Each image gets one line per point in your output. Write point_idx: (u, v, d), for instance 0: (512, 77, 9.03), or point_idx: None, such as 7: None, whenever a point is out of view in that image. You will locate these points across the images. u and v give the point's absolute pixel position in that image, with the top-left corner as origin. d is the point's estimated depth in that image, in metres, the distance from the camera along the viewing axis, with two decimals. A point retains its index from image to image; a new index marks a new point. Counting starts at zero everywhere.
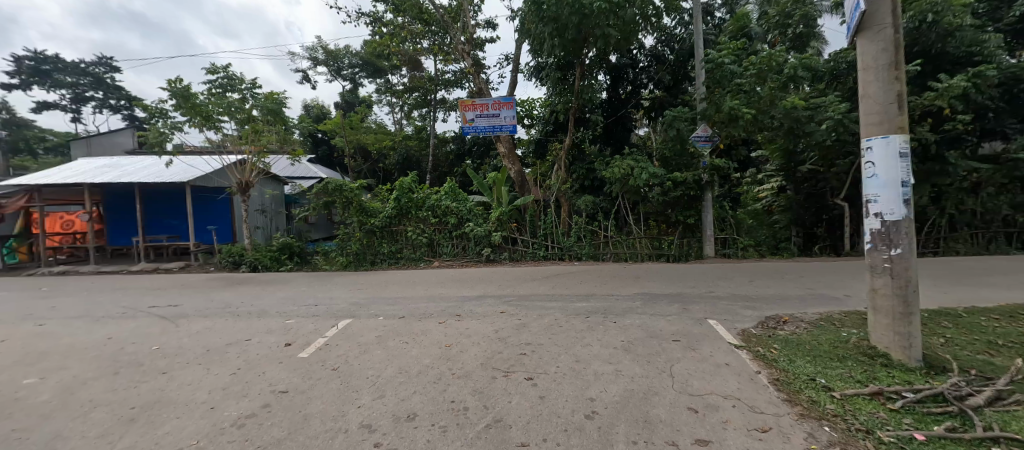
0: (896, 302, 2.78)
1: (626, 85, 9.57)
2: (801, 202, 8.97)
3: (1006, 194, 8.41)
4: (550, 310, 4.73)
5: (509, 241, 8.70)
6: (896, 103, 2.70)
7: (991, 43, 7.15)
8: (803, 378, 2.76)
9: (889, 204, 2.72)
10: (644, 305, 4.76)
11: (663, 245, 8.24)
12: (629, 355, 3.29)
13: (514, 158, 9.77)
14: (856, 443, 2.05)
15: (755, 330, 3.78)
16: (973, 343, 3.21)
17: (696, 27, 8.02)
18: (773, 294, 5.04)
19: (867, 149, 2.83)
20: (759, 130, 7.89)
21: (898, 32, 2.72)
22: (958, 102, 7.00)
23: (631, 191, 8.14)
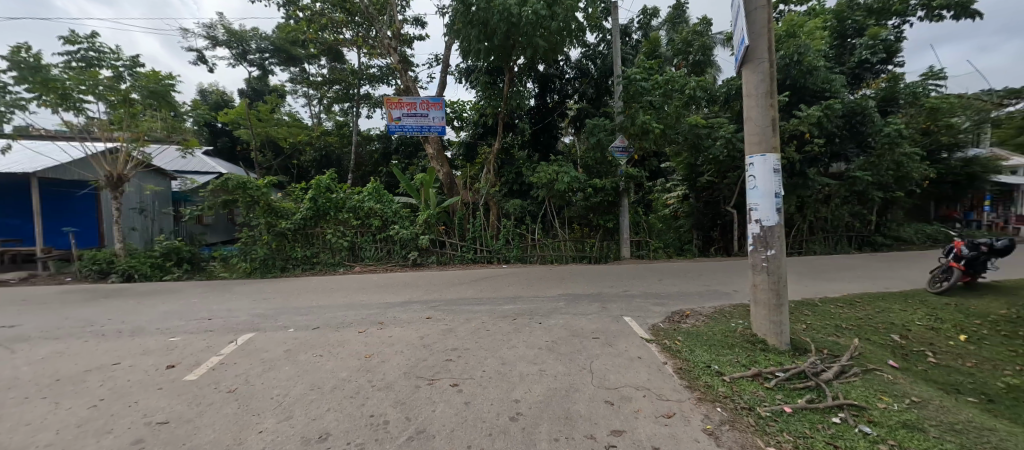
0: (771, 295, 3.27)
1: (553, 94, 9.97)
2: (700, 209, 10.16)
3: (847, 205, 10.43)
4: (477, 314, 4.70)
5: (437, 244, 8.52)
6: (770, 127, 3.19)
7: (836, 83, 8.82)
8: (701, 365, 3.10)
9: (766, 212, 3.19)
10: (567, 305, 4.97)
11: (586, 247, 8.73)
12: (553, 354, 3.39)
13: (443, 159, 9.62)
14: (741, 420, 2.35)
15: (662, 325, 4.15)
16: (824, 327, 3.90)
17: (614, 46, 8.66)
18: (678, 291, 5.61)
19: (750, 165, 3.27)
20: (667, 144, 8.77)
21: (772, 67, 3.20)
22: (815, 129, 8.50)
23: (556, 196, 8.49)
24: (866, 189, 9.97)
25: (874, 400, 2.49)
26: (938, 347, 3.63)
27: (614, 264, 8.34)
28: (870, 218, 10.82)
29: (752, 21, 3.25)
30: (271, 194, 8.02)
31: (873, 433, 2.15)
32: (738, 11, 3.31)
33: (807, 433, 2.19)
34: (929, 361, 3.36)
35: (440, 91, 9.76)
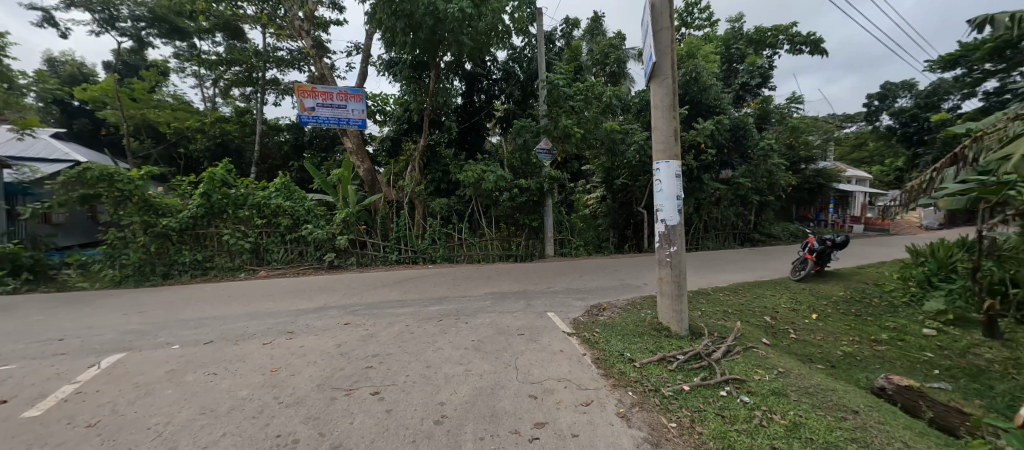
0: (673, 287, 3.65)
1: (480, 94, 10.00)
2: (616, 209, 10.99)
3: (733, 207, 12.09)
4: (401, 317, 4.51)
5: (356, 244, 8.00)
6: (673, 137, 3.56)
7: (724, 101, 10.18)
8: (615, 354, 3.35)
9: (669, 213, 3.55)
10: (493, 303, 5.01)
11: (513, 246, 8.91)
12: (479, 353, 3.40)
13: (363, 155, 9.09)
14: (649, 402, 2.59)
15: (582, 319, 4.40)
16: (715, 313, 4.48)
17: (539, 51, 8.95)
18: (596, 286, 5.99)
19: (657, 169, 3.61)
20: (587, 147, 9.32)
21: (674, 83, 3.56)
22: (709, 140, 9.72)
23: (483, 195, 8.55)
24: (747, 193, 11.69)
25: (752, 373, 2.93)
26: (797, 325, 4.39)
27: (539, 262, 8.62)
28: (750, 218, 12.69)
29: (658, 40, 3.57)
30: (148, 187, 6.79)
31: (750, 402, 2.53)
32: (647, 29, 3.62)
33: (701, 407, 2.50)
34: (790, 337, 4.05)
35: (360, 82, 9.17)
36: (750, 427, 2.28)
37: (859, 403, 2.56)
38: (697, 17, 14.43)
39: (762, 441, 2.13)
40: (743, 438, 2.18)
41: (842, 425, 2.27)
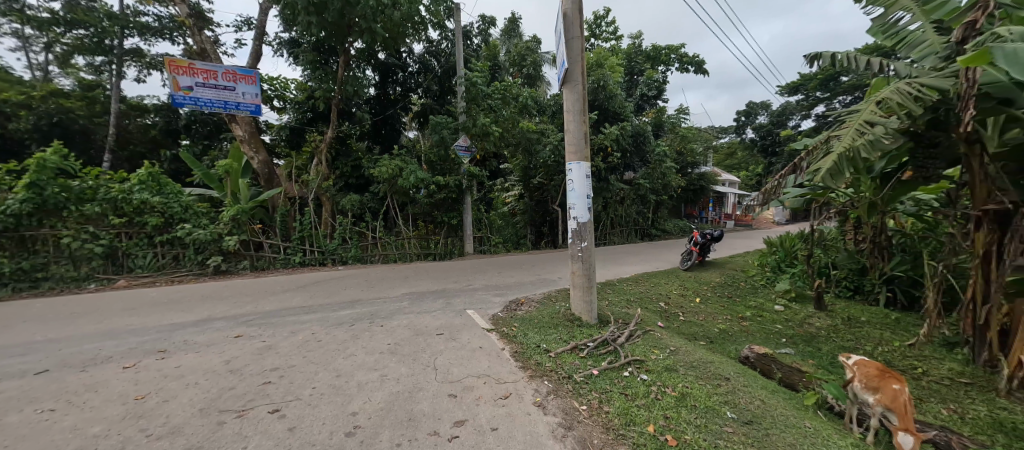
0: (584, 280, 3.92)
1: (395, 86, 9.55)
2: (533, 207, 11.44)
3: (635, 205, 13.42)
4: (306, 324, 4.12)
5: (250, 246, 7.05)
6: (583, 140, 3.81)
7: (627, 109, 11.23)
8: (532, 346, 3.49)
9: (580, 210, 3.80)
10: (411, 304, 4.85)
11: (431, 244, 8.70)
12: (395, 357, 3.26)
13: (257, 144, 8.06)
14: (562, 388, 2.76)
15: (501, 314, 4.49)
16: (619, 301, 4.94)
17: (457, 47, 8.85)
18: (514, 282, 6.17)
19: (569, 170, 3.84)
20: (504, 146, 9.51)
21: (584, 89, 3.82)
22: (615, 144, 10.63)
23: (398, 192, 8.19)
24: (646, 193, 13.06)
25: (649, 353, 3.30)
26: (684, 308, 5.05)
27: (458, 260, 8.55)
28: (648, 215, 14.20)
29: (570, 47, 3.78)
30: None
31: (648, 380, 2.85)
32: (560, 36, 3.80)
33: (608, 388, 2.74)
34: (680, 319, 4.65)
35: (252, 62, 8.08)
36: (648, 401, 2.56)
37: (730, 371, 3.04)
38: (605, 30, 15.65)
39: (657, 413, 2.42)
40: (642, 412, 2.44)
41: (718, 391, 2.68)
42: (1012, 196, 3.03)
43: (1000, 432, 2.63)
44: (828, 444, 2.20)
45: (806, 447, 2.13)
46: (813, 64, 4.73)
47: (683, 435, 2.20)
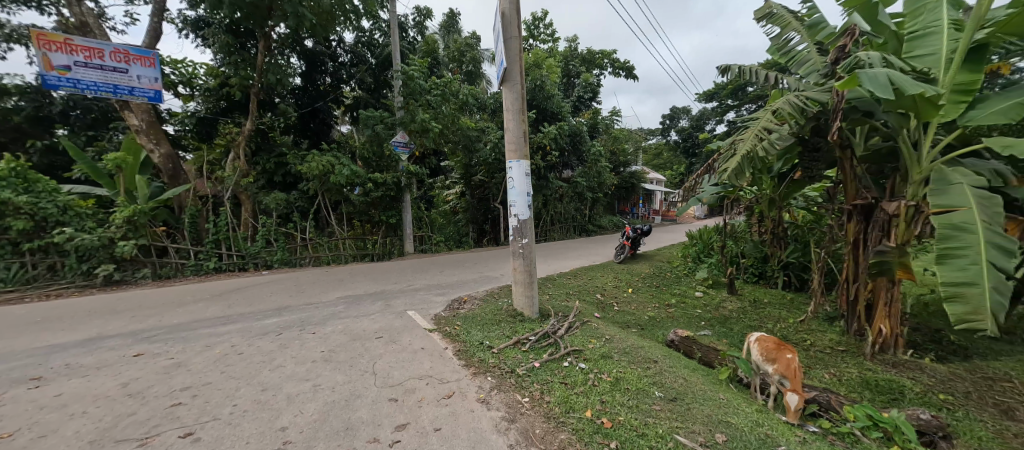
0: (525, 276, 4.01)
1: (325, 76, 8.94)
2: (475, 204, 11.44)
3: (573, 202, 13.97)
4: (224, 336, 3.71)
5: (151, 251, 6.19)
6: (523, 138, 3.88)
7: (564, 110, 11.64)
8: (475, 343, 3.50)
9: (521, 207, 3.89)
10: (347, 308, 4.59)
11: (368, 244, 8.28)
12: (330, 364, 3.08)
13: (158, 135, 7.09)
14: (505, 383, 2.81)
15: (443, 314, 4.43)
16: (559, 295, 5.13)
17: (393, 39, 8.52)
18: (457, 280, 6.12)
19: (510, 168, 3.89)
20: (445, 143, 9.36)
21: (523, 89, 3.88)
22: (553, 143, 10.96)
23: (329, 190, 7.68)
24: (583, 191, 13.65)
25: (587, 343, 3.47)
26: (619, 299, 5.39)
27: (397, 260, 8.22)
28: (586, 212, 14.85)
29: (509, 47, 3.83)
30: None
31: (586, 368, 3.00)
32: (498, 35, 3.83)
33: (549, 379, 2.84)
34: (614, 309, 4.95)
35: (149, 41, 7.05)
36: (585, 388, 2.70)
37: (657, 354, 3.31)
38: (542, 31, 16.03)
39: (594, 398, 2.56)
40: (581, 398, 2.56)
41: (647, 373, 2.91)
42: (873, 193, 3.70)
43: (866, 389, 3.22)
44: (738, 411, 2.50)
45: (720, 416, 2.40)
46: (724, 74, 5.29)
47: (616, 416, 2.35)
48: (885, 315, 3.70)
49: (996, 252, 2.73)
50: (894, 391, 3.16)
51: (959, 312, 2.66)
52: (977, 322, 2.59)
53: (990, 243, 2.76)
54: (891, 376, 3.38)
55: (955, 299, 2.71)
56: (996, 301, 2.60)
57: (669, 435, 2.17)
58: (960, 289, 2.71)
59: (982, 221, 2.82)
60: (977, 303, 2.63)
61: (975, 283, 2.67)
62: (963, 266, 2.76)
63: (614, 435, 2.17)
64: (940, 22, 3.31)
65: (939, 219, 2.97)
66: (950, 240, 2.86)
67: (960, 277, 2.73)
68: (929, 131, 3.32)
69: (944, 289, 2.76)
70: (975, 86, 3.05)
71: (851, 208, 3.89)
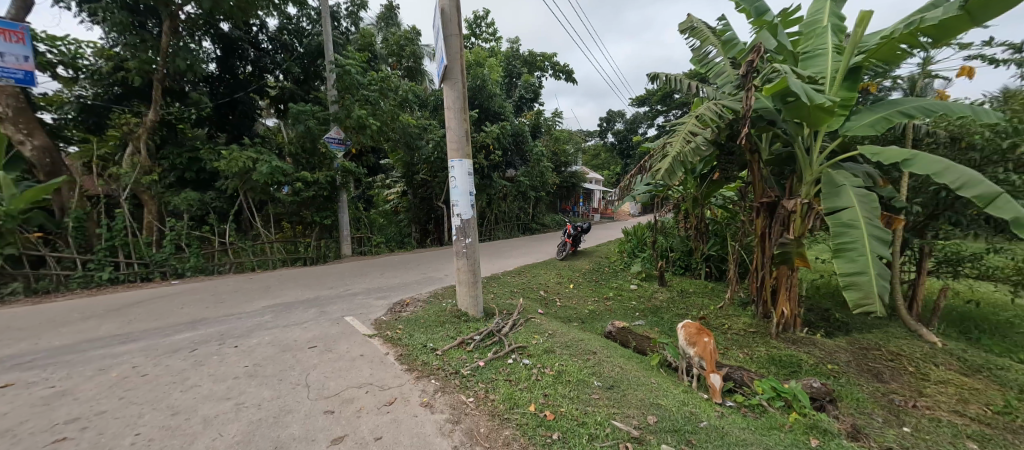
0: (469, 275, 3.99)
1: (246, 64, 8.14)
2: (417, 204, 11.23)
3: (517, 201, 14.18)
4: (123, 357, 3.23)
5: (22, 262, 5.21)
6: (465, 137, 3.85)
7: (507, 110, 11.77)
8: (419, 346, 3.42)
9: (464, 207, 3.85)
10: (276, 317, 4.24)
11: (299, 248, 7.68)
12: (255, 380, 2.81)
13: (31, 124, 5.98)
14: (450, 385, 2.78)
15: (385, 318, 4.27)
16: (504, 293, 5.18)
17: (325, 29, 8.01)
18: (399, 283, 5.93)
19: (452, 168, 3.85)
20: (384, 140, 9.00)
21: (464, 87, 3.85)
22: (496, 142, 11.03)
23: (253, 188, 7.01)
24: (526, 190, 13.90)
25: (530, 339, 3.56)
26: (561, 295, 5.57)
27: (332, 263, 7.73)
28: (529, 211, 15.17)
29: (449, 44, 3.78)
30: None
31: (530, 364, 3.07)
32: (437, 32, 3.76)
33: (494, 377, 2.86)
34: (557, 304, 5.11)
35: (15, 12, 5.90)
36: (529, 383, 2.76)
37: (596, 346, 3.48)
38: (484, 30, 16.05)
39: (538, 393, 2.62)
40: (525, 394, 2.62)
41: (587, 365, 3.04)
42: (774, 192, 4.21)
43: (771, 365, 3.67)
44: (667, 393, 2.72)
45: (652, 399, 2.58)
46: (653, 82, 5.69)
47: (559, 408, 2.44)
48: (786, 298, 4.24)
49: (876, 243, 3.24)
50: (793, 364, 3.64)
51: (856, 298, 3.07)
52: (869, 305, 3.03)
53: (871, 236, 3.26)
54: (791, 351, 3.88)
55: (851, 287, 3.14)
56: (881, 285, 3.07)
57: (606, 422, 2.29)
58: (854, 278, 3.15)
59: (863, 217, 3.33)
60: (868, 289, 3.06)
61: (864, 272, 3.13)
62: (854, 257, 3.22)
63: (556, 427, 2.25)
64: (827, 45, 3.83)
65: (832, 218, 3.45)
66: (842, 235, 3.33)
67: (853, 268, 3.18)
68: (819, 139, 3.82)
69: (843, 279, 3.18)
70: (853, 99, 3.56)
71: (758, 205, 4.38)
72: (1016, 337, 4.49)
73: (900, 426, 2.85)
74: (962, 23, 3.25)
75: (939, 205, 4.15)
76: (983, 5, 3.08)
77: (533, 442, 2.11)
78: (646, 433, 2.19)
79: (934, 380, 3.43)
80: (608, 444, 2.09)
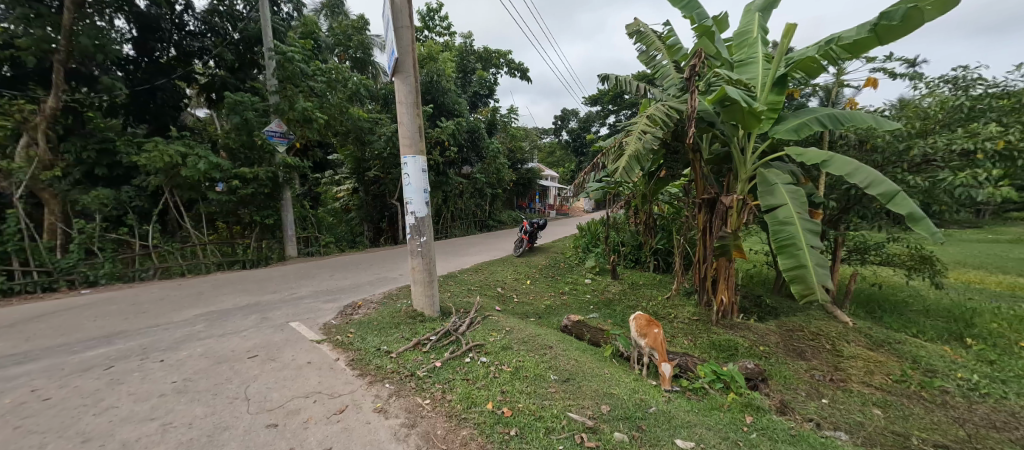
0: (424, 275, 3.90)
1: (169, 47, 7.30)
2: (369, 202, 10.83)
3: (473, 198, 14.09)
4: (17, 380, 2.80)
5: None
6: (418, 133, 3.74)
7: (462, 106, 11.63)
8: (372, 350, 3.29)
9: (418, 205, 3.74)
10: (210, 326, 3.89)
11: (236, 249, 7.09)
12: (185, 396, 2.56)
13: None
14: (405, 388, 2.70)
15: (334, 322, 4.06)
16: (461, 291, 5.13)
17: (263, 13, 7.42)
18: (350, 284, 5.67)
19: (405, 164, 3.72)
20: (332, 135, 8.53)
21: (417, 82, 3.73)
22: (451, 138, 10.86)
23: (179, 185, 6.36)
24: (483, 186, 13.85)
25: (488, 336, 3.55)
26: (518, 291, 5.61)
27: (275, 266, 7.22)
28: (486, 208, 15.13)
29: (400, 36, 3.64)
30: None
31: (488, 361, 3.06)
32: (387, 22, 3.62)
33: (450, 378, 2.82)
34: (514, 301, 5.14)
35: None
36: (487, 381, 2.75)
37: (552, 340, 3.54)
38: (438, 24, 15.72)
39: (495, 390, 2.62)
40: (483, 392, 2.61)
41: (543, 359, 3.09)
42: (713, 189, 4.53)
43: (712, 349, 3.96)
44: (620, 383, 2.83)
45: (606, 389, 2.68)
46: (604, 82, 5.88)
47: (516, 404, 2.45)
48: (724, 287, 4.59)
49: (811, 236, 3.57)
50: (731, 348, 3.94)
51: (800, 290, 3.39)
52: (812, 294, 3.35)
53: (806, 229, 3.59)
54: (729, 336, 4.20)
55: (796, 280, 3.47)
56: (820, 275, 3.38)
57: (563, 414, 2.34)
58: (797, 272, 3.47)
59: (796, 213, 3.67)
60: (808, 280, 3.39)
61: (803, 265, 3.46)
62: (795, 252, 3.53)
63: (514, 423, 2.26)
64: (758, 54, 4.18)
65: (770, 216, 3.77)
66: (782, 232, 3.65)
67: (793, 262, 3.51)
68: (751, 140, 4.17)
69: (787, 274, 3.50)
70: (780, 103, 3.86)
71: (701, 202, 4.67)
72: (909, 314, 5.18)
73: (820, 398, 3.19)
74: (869, 43, 3.65)
75: (850, 201, 4.68)
76: (887, 29, 3.48)
77: (491, 440, 2.11)
78: (600, 423, 2.27)
79: (846, 355, 3.87)
80: (564, 436, 2.13)
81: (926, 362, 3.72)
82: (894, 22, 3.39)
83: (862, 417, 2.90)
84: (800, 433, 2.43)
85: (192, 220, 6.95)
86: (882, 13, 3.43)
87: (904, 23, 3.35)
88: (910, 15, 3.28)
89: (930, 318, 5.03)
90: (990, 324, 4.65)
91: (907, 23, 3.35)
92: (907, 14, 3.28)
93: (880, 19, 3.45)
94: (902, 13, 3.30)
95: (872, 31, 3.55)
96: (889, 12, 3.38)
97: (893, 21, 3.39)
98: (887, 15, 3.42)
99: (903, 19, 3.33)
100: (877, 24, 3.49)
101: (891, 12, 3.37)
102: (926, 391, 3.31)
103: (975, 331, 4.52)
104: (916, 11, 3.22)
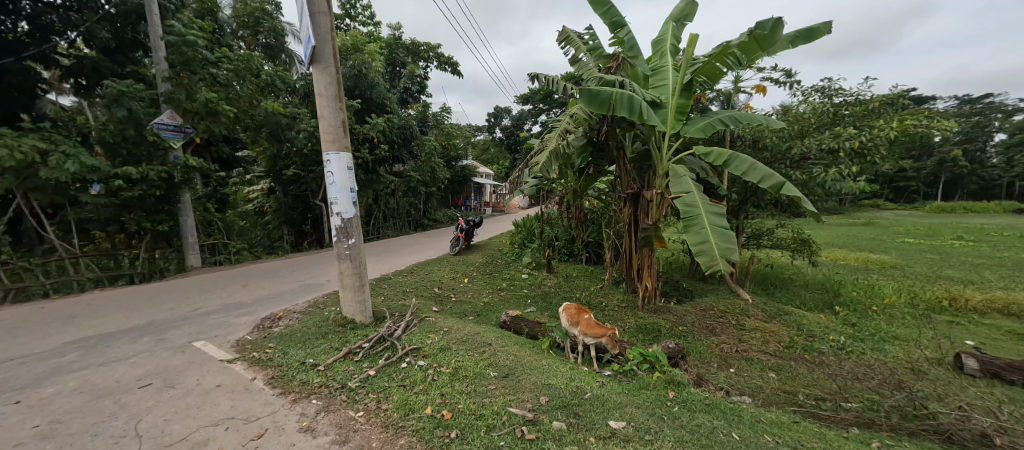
0: (354, 278, 3.67)
1: (18, 21, 5.96)
2: (289, 203, 10.13)
3: (406, 197, 13.64)
4: None
5: None
6: (342, 128, 3.49)
7: (391, 101, 11.11)
8: (295, 364, 3.01)
9: (344, 205, 3.49)
10: (89, 354, 3.27)
11: (120, 262, 5.99)
12: (51, 442, 2.11)
13: None
14: (335, 402, 2.51)
15: (250, 338, 3.64)
16: (395, 294, 4.93)
17: None
18: (268, 294, 5.15)
19: (328, 161, 3.44)
20: (240, 128, 7.62)
21: (337, 72, 3.47)
22: (382, 135, 10.36)
23: (37, 188, 5.19)
24: (416, 185, 13.45)
25: (425, 338, 3.45)
26: (455, 290, 5.55)
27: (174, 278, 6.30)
28: (419, 207, 14.75)
29: (316, 22, 3.35)
30: None
31: (426, 365, 2.97)
32: (302, 7, 3.30)
33: (385, 385, 2.69)
34: (451, 300, 5.06)
35: None
36: (425, 385, 2.68)
37: (491, 337, 3.54)
38: (361, 13, 14.89)
39: (434, 393, 2.56)
40: (421, 397, 2.53)
41: (483, 357, 3.08)
42: (636, 184, 4.91)
43: (638, 333, 4.28)
44: (556, 371, 2.96)
45: (544, 381, 2.75)
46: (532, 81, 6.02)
47: (456, 405, 2.42)
48: (648, 274, 4.90)
49: (713, 216, 3.96)
50: (654, 331, 4.30)
51: (705, 262, 3.70)
52: (716, 266, 3.66)
53: (708, 212, 3.97)
54: (652, 319, 4.55)
55: (701, 254, 3.79)
56: (722, 249, 3.75)
57: (503, 410, 2.36)
58: (702, 246, 3.82)
59: (700, 200, 4.04)
60: (713, 253, 3.73)
61: (707, 241, 3.82)
62: (699, 230, 3.90)
63: (454, 425, 2.23)
64: (668, 64, 4.50)
65: (678, 201, 4.11)
66: (686, 214, 4.00)
67: (698, 238, 3.85)
68: (666, 139, 4.47)
69: (695, 248, 3.82)
70: (686, 107, 4.24)
71: (626, 196, 5.03)
72: (794, 289, 6.05)
73: (727, 368, 3.62)
74: (753, 49, 4.18)
75: (747, 193, 5.35)
76: (762, 37, 4.04)
77: (431, 445, 2.05)
78: (540, 414, 2.32)
79: (747, 329, 4.42)
80: (505, 432, 2.16)
81: (807, 329, 4.38)
82: (766, 31, 3.96)
83: (761, 381, 3.34)
84: (713, 402, 2.71)
85: (57, 229, 5.79)
86: (756, 23, 3.99)
87: (773, 31, 3.94)
88: (777, 24, 3.87)
89: (809, 291, 5.93)
90: (852, 294, 5.61)
91: (775, 31, 3.94)
92: (774, 23, 3.88)
93: (755, 28, 4.00)
94: (771, 23, 3.88)
95: (751, 40, 4.08)
96: (761, 22, 3.95)
97: (764, 29, 3.96)
98: (759, 25, 3.99)
99: (772, 28, 3.92)
100: (752, 32, 4.03)
101: (762, 22, 3.95)
102: (807, 353, 3.90)
103: (841, 300, 5.43)
104: (780, 20, 3.83)
